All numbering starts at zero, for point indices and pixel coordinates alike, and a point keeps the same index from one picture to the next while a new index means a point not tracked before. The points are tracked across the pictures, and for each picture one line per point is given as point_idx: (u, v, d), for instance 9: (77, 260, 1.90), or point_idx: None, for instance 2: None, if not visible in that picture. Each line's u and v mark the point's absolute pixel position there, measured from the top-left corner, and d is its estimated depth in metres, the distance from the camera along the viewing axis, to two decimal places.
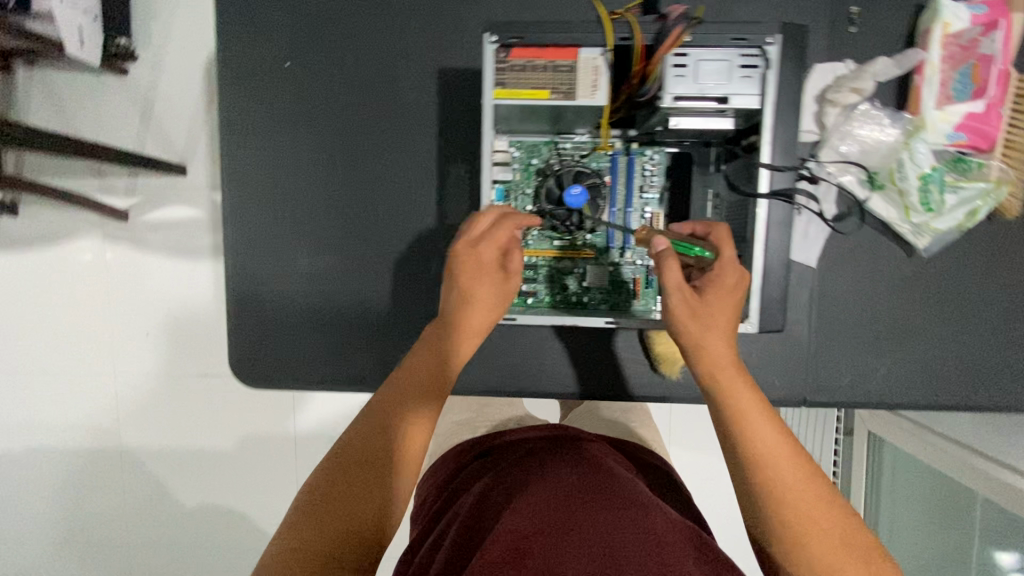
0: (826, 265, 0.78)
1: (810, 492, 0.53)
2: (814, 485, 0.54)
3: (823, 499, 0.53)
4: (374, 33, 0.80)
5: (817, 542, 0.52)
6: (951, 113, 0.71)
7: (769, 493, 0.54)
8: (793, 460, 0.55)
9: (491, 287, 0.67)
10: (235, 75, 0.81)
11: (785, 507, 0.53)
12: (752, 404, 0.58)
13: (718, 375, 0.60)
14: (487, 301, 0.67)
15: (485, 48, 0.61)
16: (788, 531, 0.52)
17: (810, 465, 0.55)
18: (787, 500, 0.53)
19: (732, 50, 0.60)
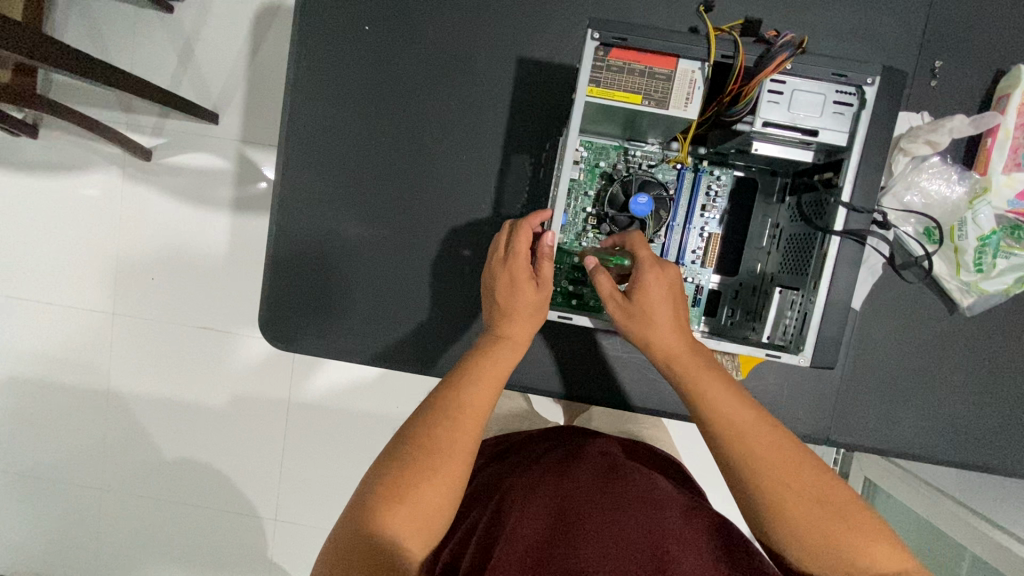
0: (872, 309, 0.79)
1: (796, 473, 0.54)
2: (798, 464, 0.55)
3: (817, 487, 0.53)
4: (459, 11, 0.79)
5: (819, 530, 0.52)
6: (1016, 179, 0.72)
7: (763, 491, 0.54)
8: (769, 445, 0.55)
9: (533, 293, 0.63)
10: (311, 30, 0.79)
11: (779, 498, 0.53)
12: (719, 393, 0.58)
13: (676, 366, 0.60)
14: (530, 306, 0.63)
15: (586, 45, 0.61)
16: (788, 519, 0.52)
17: (787, 444, 0.56)
18: (779, 493, 0.54)
19: (830, 84, 0.60)
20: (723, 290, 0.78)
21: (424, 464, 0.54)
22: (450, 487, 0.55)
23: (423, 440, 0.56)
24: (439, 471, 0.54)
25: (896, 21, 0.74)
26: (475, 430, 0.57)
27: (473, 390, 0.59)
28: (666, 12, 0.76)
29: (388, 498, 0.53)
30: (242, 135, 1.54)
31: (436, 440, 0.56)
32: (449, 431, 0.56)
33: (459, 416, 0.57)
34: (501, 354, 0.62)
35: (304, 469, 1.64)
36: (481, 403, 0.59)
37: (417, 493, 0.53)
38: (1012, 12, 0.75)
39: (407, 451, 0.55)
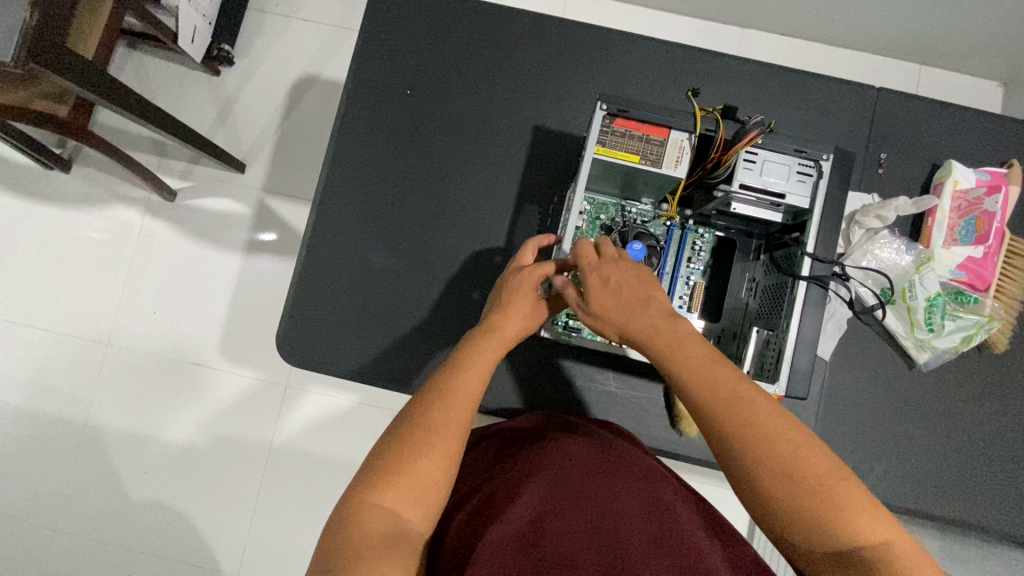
0: (838, 360, 0.87)
1: (771, 442, 0.54)
2: (793, 433, 0.55)
3: (813, 452, 0.54)
4: (487, 84, 0.93)
5: (797, 497, 0.52)
6: (955, 253, 0.85)
7: (766, 460, 0.54)
8: (769, 417, 0.55)
9: (530, 300, 0.68)
10: (360, 91, 0.93)
11: (782, 465, 0.53)
12: (703, 369, 0.59)
13: (657, 349, 0.62)
14: (525, 310, 0.68)
15: (595, 113, 0.74)
16: (794, 494, 0.52)
17: (781, 422, 0.55)
18: (779, 460, 0.53)
19: (793, 158, 0.74)
20: (707, 335, 0.85)
21: (421, 438, 0.57)
22: (448, 462, 0.57)
23: (419, 418, 0.58)
24: (436, 446, 0.57)
25: (846, 120, 0.90)
26: (470, 410, 0.60)
27: (467, 374, 0.62)
28: (659, 98, 0.91)
29: (388, 474, 0.55)
30: (264, 184, 1.66)
31: (434, 417, 0.58)
32: (447, 411, 0.59)
33: (453, 396, 0.60)
34: (491, 346, 0.65)
35: (276, 521, 1.55)
36: (473, 385, 0.61)
37: (417, 467, 0.55)
38: (941, 120, 0.91)
39: (405, 429, 0.58)
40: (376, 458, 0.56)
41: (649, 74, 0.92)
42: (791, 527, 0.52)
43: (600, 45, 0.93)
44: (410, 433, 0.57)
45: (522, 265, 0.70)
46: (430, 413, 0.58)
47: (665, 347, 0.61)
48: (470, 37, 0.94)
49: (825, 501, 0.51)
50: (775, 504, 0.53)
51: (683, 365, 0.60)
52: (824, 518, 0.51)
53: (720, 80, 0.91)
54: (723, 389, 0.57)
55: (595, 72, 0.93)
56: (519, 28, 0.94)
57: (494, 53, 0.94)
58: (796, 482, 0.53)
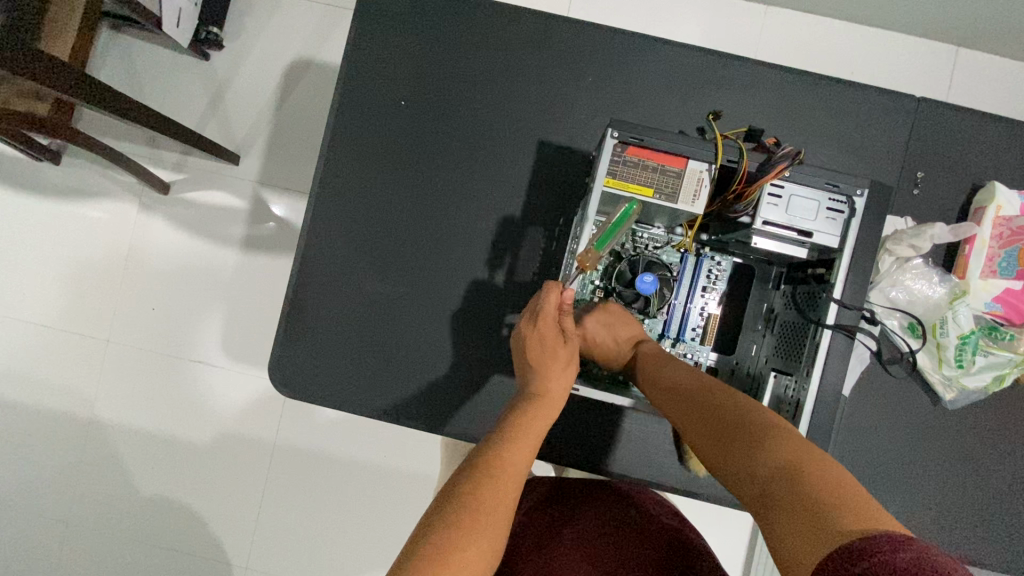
0: (859, 395, 0.82)
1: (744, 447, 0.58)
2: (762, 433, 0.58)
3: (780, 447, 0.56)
4: (489, 92, 0.86)
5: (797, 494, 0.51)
6: (992, 284, 0.79)
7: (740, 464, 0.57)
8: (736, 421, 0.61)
9: (563, 358, 0.72)
10: (352, 99, 0.86)
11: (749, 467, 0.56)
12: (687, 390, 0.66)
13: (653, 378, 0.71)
14: (562, 364, 0.72)
15: (605, 141, 0.67)
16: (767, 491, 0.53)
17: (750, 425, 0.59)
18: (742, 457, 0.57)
19: (823, 193, 0.67)
20: (719, 368, 0.82)
21: (473, 523, 0.55)
22: (492, 549, 0.56)
23: (470, 497, 0.57)
24: (486, 530, 0.56)
25: (883, 133, 0.82)
26: (515, 492, 0.61)
27: (514, 449, 0.63)
28: (676, 110, 0.84)
29: (436, 559, 0.52)
30: (259, 176, 1.59)
31: (483, 499, 0.58)
32: (497, 489, 0.59)
33: (500, 477, 0.60)
34: (536, 418, 0.67)
35: (282, 517, 1.57)
36: (520, 463, 0.63)
37: (467, 553, 0.53)
38: (988, 133, 0.83)
39: (455, 510, 0.56)
40: (424, 541, 0.54)
41: (667, 81, 0.84)
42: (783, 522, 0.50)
43: (614, 47, 0.85)
44: (463, 515, 0.56)
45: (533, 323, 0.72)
46: (490, 490, 0.59)
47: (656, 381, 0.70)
48: (471, 40, 0.86)
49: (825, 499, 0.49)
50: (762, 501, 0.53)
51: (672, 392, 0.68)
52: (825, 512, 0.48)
53: (745, 89, 0.83)
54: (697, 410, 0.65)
55: (607, 78, 0.85)
56: (525, 27, 0.85)
57: (496, 56, 0.86)
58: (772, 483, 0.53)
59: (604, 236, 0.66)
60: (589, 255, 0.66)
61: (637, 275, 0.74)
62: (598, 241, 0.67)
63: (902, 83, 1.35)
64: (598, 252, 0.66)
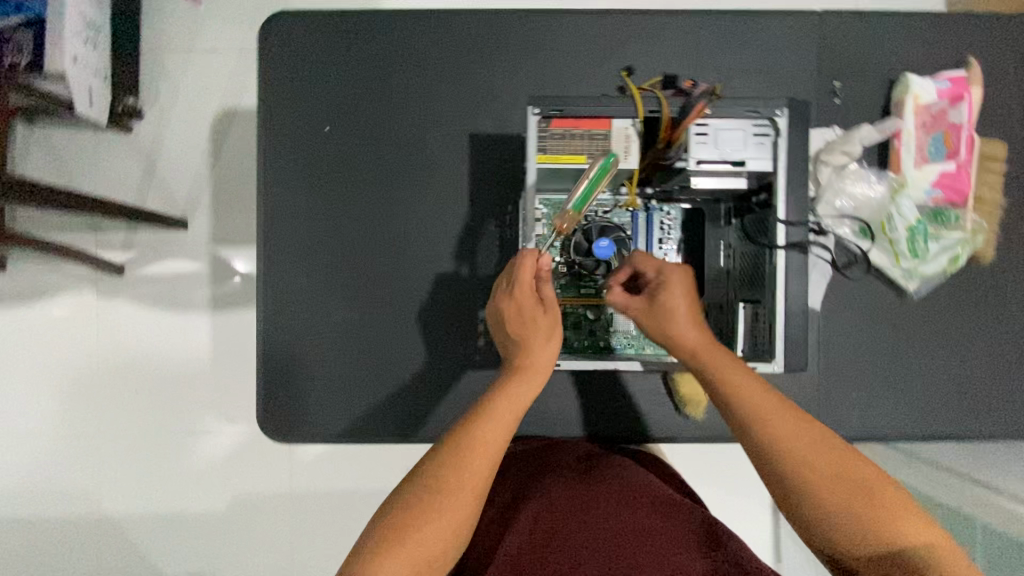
0: (829, 306, 0.84)
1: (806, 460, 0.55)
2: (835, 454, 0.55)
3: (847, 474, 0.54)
4: (409, 98, 0.86)
5: (868, 528, 0.52)
6: (928, 172, 0.82)
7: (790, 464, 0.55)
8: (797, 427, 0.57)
9: (544, 321, 0.69)
10: (276, 135, 0.86)
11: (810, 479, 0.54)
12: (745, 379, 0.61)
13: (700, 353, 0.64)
14: (545, 326, 0.69)
15: (529, 119, 0.68)
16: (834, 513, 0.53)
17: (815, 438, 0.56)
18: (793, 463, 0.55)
19: (747, 121, 0.68)
20: None
21: (431, 502, 0.55)
22: (454, 529, 0.55)
23: (434, 478, 0.56)
24: (445, 509, 0.55)
25: (792, 53, 0.84)
26: (487, 471, 0.58)
27: (487, 425, 0.60)
28: (594, 76, 0.85)
29: (391, 536, 0.53)
30: (212, 234, 1.57)
31: (448, 478, 0.56)
32: (463, 466, 0.57)
33: (473, 449, 0.58)
34: (514, 392, 0.64)
35: (315, 564, 1.55)
36: (495, 441, 0.59)
37: (422, 531, 0.53)
38: (892, 29, 0.86)
39: (419, 488, 0.56)
40: (387, 521, 0.54)
41: (579, 49, 0.85)
42: (850, 545, 0.52)
43: (518, 26, 0.85)
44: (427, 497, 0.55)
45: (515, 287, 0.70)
46: (458, 469, 0.57)
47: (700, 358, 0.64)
48: (379, 53, 0.86)
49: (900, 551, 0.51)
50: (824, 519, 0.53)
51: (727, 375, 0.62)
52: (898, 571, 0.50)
53: (655, 40, 0.85)
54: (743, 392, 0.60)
55: (519, 60, 0.86)
56: (429, 27, 0.86)
57: (408, 62, 0.86)
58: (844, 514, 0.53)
59: (578, 196, 0.66)
60: (565, 217, 0.67)
61: (595, 243, 0.74)
62: (577, 201, 0.66)
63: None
64: (576, 213, 0.67)
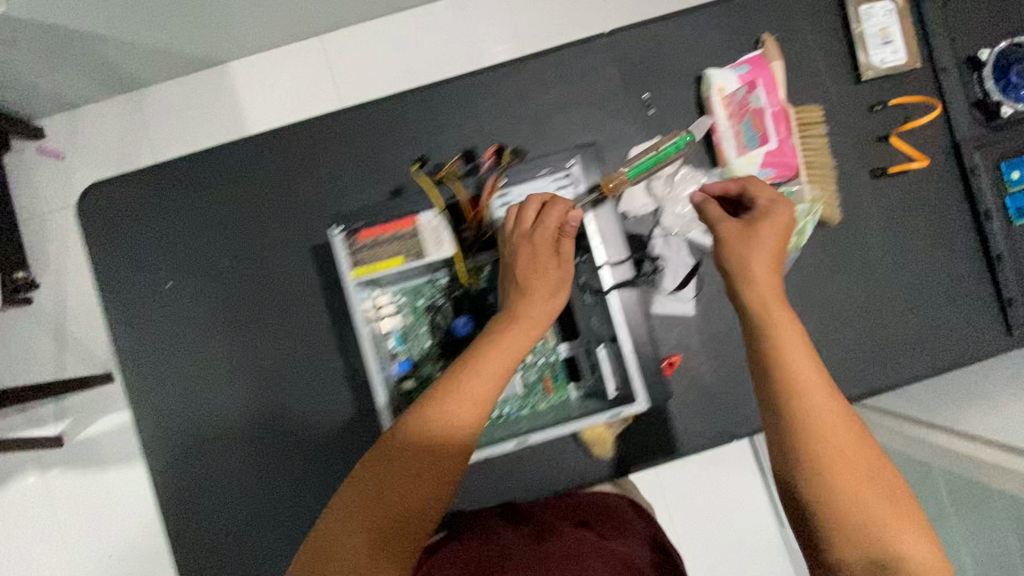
0: (703, 309, 0.86)
1: (837, 437, 0.46)
2: (851, 432, 0.47)
3: (875, 456, 0.47)
4: (245, 231, 0.86)
5: (857, 510, 0.44)
6: (753, 156, 0.82)
7: (801, 424, 0.47)
8: (821, 391, 0.48)
9: (550, 272, 0.66)
10: (125, 307, 0.85)
11: (827, 451, 0.46)
12: (789, 326, 0.51)
13: (765, 298, 0.54)
14: (549, 283, 0.66)
15: (334, 240, 0.68)
16: (842, 492, 0.45)
17: (835, 410, 0.47)
18: (827, 454, 0.46)
19: (544, 179, 0.76)
20: (576, 354, 0.83)
21: (422, 451, 0.53)
22: (442, 484, 0.53)
23: (427, 428, 0.55)
24: (437, 460, 0.53)
25: (595, 82, 0.86)
26: (472, 423, 0.56)
27: (476, 377, 0.58)
28: (415, 157, 0.86)
29: (381, 483, 0.51)
30: None
31: (439, 429, 0.54)
32: (451, 415, 0.55)
33: (462, 397, 0.56)
34: (514, 341, 0.61)
35: None
36: (480, 390, 0.57)
37: (405, 485, 0.51)
38: (684, 26, 0.87)
39: (415, 435, 0.54)
40: (380, 474, 0.52)
41: (393, 136, 0.86)
42: (827, 523, 0.45)
43: (329, 130, 0.86)
44: (422, 452, 0.53)
45: (525, 234, 0.68)
46: (455, 428, 0.55)
47: (756, 296, 0.54)
48: (203, 194, 0.86)
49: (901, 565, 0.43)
50: (851, 513, 0.44)
51: (773, 315, 0.52)
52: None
53: (463, 108, 0.86)
54: (786, 334, 0.51)
55: (340, 162, 0.86)
56: (242, 159, 0.85)
57: (231, 198, 0.86)
58: (867, 503, 0.45)
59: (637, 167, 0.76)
60: (613, 179, 0.74)
61: (455, 322, 0.80)
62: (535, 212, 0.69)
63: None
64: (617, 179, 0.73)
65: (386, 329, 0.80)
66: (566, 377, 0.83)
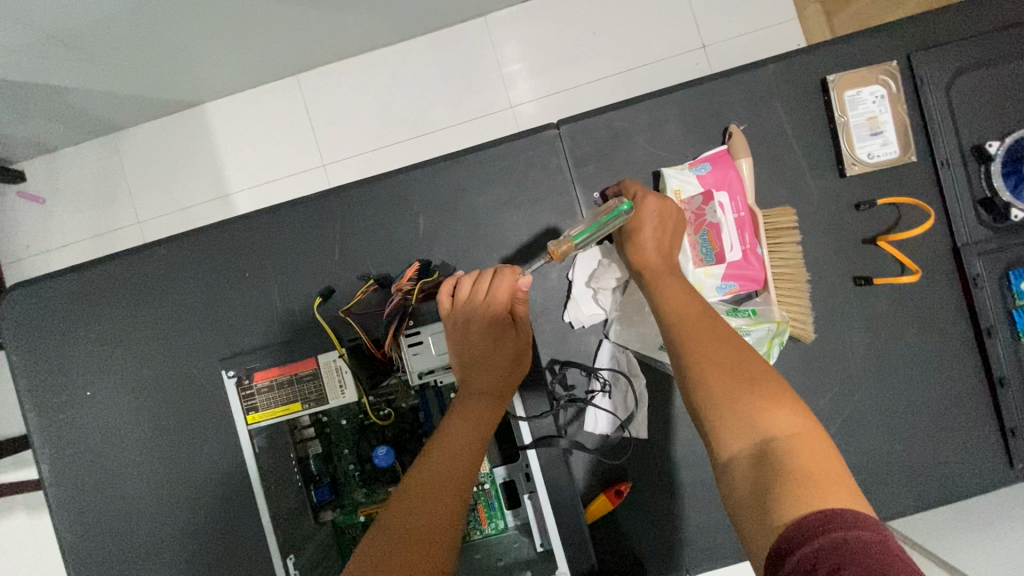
0: (660, 429, 0.76)
1: (740, 377, 0.54)
2: (740, 360, 0.56)
3: (769, 389, 0.52)
4: (164, 337, 0.80)
5: (739, 423, 0.51)
6: (712, 267, 0.74)
7: (700, 379, 0.56)
8: (718, 344, 0.58)
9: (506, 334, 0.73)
10: (41, 417, 0.81)
11: (710, 387, 0.55)
12: (685, 301, 0.64)
13: (655, 278, 0.68)
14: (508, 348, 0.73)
15: (229, 383, 0.76)
16: (742, 422, 0.51)
17: (737, 356, 0.56)
18: (712, 391, 0.54)
19: None
20: (515, 477, 0.74)
21: (424, 496, 0.59)
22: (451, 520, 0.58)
23: (423, 478, 0.61)
24: (438, 502, 0.59)
25: (541, 176, 0.78)
26: (467, 463, 0.62)
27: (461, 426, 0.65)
28: (343, 260, 0.79)
29: (392, 535, 0.56)
30: None
31: (434, 474, 0.61)
32: (445, 463, 0.62)
33: (451, 446, 0.63)
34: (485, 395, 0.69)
35: None
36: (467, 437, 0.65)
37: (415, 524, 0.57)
38: (642, 114, 0.77)
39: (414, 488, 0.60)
40: (389, 525, 0.57)
41: (321, 238, 0.79)
42: (727, 446, 0.51)
43: (254, 231, 0.80)
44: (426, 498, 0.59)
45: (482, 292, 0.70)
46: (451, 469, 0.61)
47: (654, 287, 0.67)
48: (126, 296, 0.81)
49: (786, 457, 0.47)
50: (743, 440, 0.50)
51: (674, 302, 0.64)
52: (783, 483, 0.44)
53: (395, 207, 0.79)
54: (684, 309, 0.63)
55: (265, 265, 0.80)
56: (162, 261, 0.80)
57: (150, 303, 0.80)
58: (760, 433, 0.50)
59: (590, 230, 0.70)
60: (561, 245, 0.69)
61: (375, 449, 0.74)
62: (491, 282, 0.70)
63: (641, 34, 1.24)
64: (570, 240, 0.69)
65: (306, 451, 0.77)
66: (501, 506, 0.75)
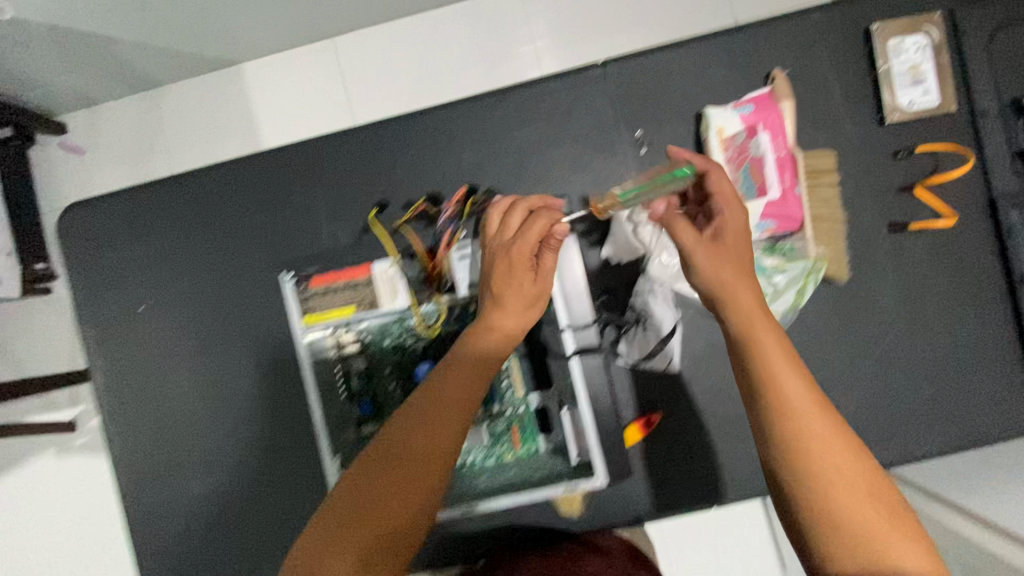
0: (692, 364, 0.78)
1: (805, 409, 0.49)
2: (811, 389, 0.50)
3: (837, 429, 0.49)
4: (216, 258, 0.83)
5: (804, 465, 0.48)
6: (752, 205, 0.75)
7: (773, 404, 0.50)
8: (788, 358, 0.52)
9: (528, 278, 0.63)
10: (99, 331, 0.85)
11: (784, 416, 0.49)
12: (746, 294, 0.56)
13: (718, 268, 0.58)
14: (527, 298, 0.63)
15: (286, 287, 0.77)
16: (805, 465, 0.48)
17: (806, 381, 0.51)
18: (783, 419, 0.49)
19: None
20: (548, 405, 0.77)
21: (399, 464, 0.52)
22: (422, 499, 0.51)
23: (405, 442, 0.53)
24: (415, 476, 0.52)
25: (585, 115, 0.80)
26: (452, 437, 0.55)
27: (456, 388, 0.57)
28: (390, 191, 0.82)
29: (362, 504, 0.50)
30: None
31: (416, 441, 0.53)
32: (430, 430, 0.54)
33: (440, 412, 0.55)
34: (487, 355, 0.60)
35: None
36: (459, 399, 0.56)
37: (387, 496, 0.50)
38: (686, 57, 0.79)
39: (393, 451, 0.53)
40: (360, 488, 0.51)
41: (370, 168, 0.82)
42: (784, 482, 0.48)
43: (307, 160, 0.83)
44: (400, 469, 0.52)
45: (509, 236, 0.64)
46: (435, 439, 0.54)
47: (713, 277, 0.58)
48: (181, 218, 0.84)
49: (835, 508, 0.46)
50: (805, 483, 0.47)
51: (734, 295, 0.56)
52: (845, 538, 0.45)
53: (441, 140, 0.82)
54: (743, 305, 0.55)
55: (315, 193, 0.83)
56: (216, 185, 0.83)
57: (204, 225, 0.83)
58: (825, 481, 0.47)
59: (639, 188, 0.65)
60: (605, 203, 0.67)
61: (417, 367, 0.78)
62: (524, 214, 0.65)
63: None
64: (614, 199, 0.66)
65: (352, 368, 0.80)
66: (534, 430, 0.78)
